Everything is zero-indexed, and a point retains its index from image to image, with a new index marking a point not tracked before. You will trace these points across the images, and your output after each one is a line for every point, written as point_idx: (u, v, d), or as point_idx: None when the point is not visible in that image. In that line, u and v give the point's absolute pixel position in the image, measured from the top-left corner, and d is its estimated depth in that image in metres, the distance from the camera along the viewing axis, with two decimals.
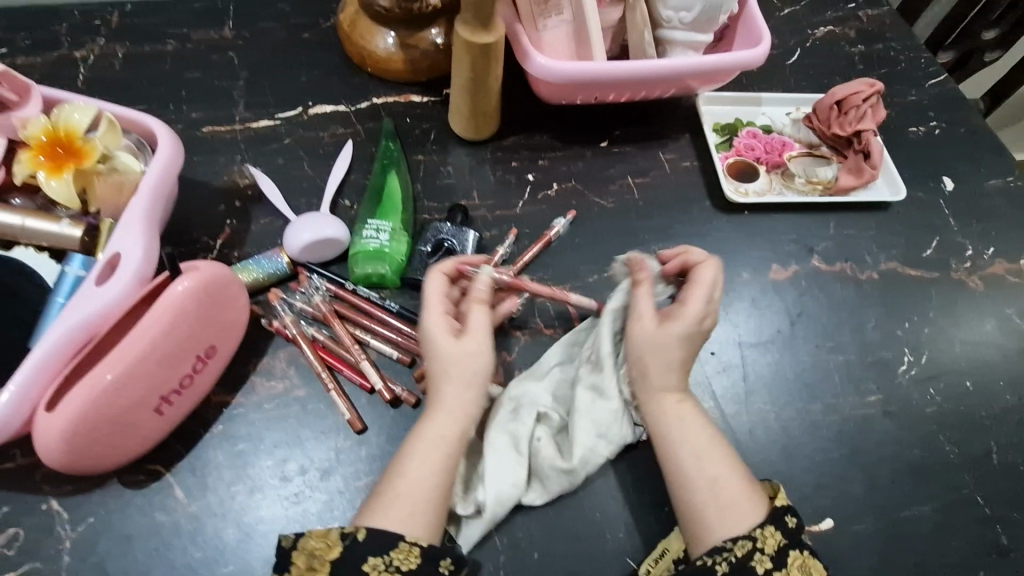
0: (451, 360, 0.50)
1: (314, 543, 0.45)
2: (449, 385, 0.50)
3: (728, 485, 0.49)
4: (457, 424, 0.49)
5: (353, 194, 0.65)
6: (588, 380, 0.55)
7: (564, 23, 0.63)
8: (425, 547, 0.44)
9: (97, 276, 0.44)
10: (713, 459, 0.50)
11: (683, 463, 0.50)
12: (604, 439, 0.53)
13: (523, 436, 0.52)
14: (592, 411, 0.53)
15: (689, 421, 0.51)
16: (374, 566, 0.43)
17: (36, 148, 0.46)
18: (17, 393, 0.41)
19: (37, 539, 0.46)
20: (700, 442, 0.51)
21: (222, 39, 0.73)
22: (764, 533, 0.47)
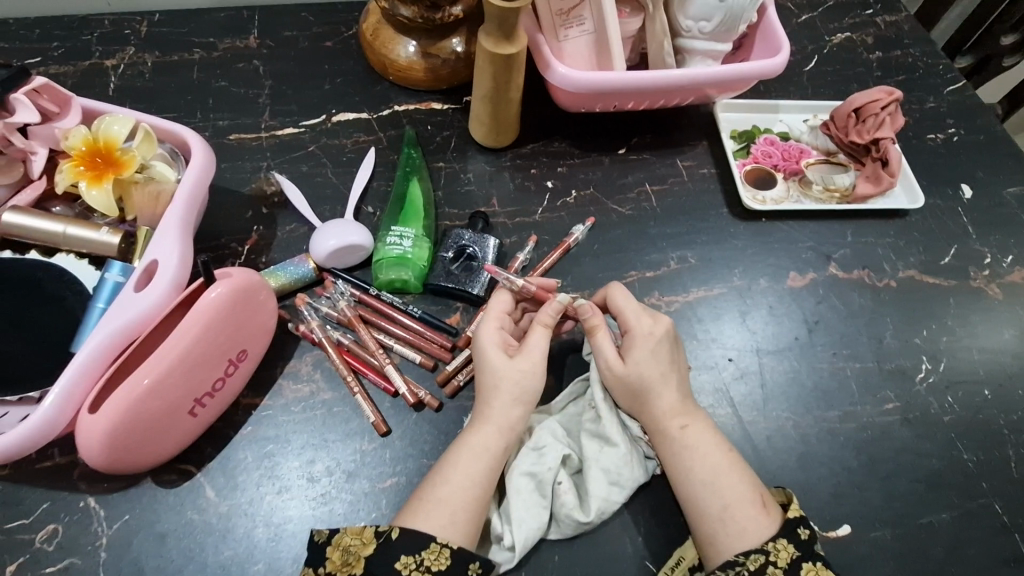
0: (505, 376, 0.51)
1: (350, 538, 0.45)
2: (499, 399, 0.51)
3: (744, 503, 0.49)
4: (503, 436, 0.50)
5: (376, 200, 0.67)
6: (590, 427, 0.55)
7: (585, 34, 0.63)
8: (455, 549, 0.45)
9: (135, 283, 0.46)
10: (730, 480, 0.50)
11: (695, 482, 0.50)
12: (616, 487, 0.52)
13: (546, 479, 0.52)
14: (602, 459, 0.53)
15: (704, 444, 0.52)
16: (406, 565, 0.44)
17: (77, 159, 0.48)
18: (60, 397, 0.42)
19: (75, 536, 0.48)
20: (710, 461, 0.51)
21: (248, 48, 0.75)
22: (777, 546, 0.47)
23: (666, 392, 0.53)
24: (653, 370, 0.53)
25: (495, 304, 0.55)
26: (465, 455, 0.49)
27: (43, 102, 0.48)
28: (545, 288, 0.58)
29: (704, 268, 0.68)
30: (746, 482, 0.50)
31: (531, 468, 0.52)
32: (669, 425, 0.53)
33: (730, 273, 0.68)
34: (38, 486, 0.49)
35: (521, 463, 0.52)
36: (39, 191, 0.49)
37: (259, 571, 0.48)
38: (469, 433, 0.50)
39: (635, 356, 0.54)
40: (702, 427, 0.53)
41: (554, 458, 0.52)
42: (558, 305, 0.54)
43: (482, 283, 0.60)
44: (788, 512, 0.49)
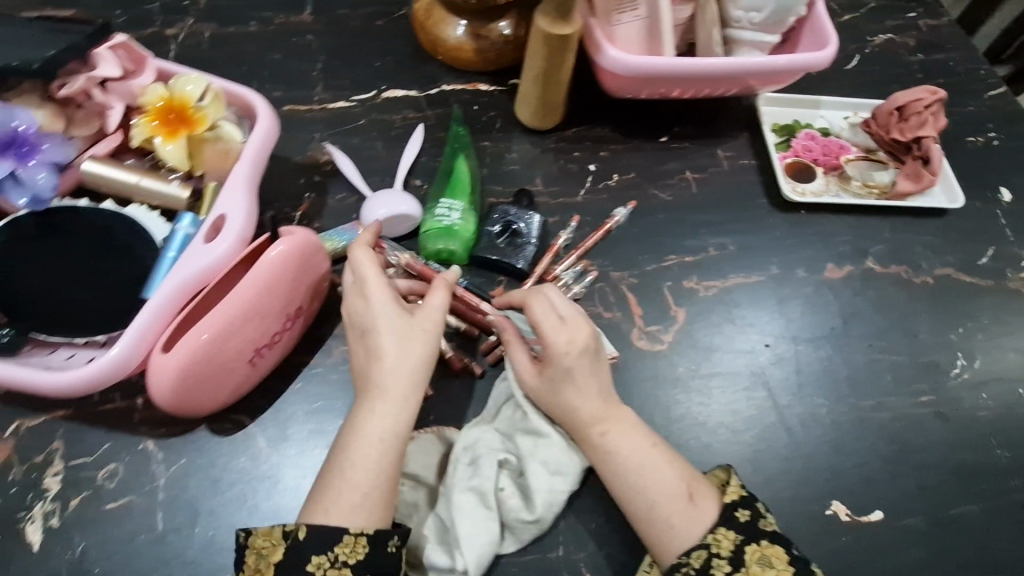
0: (391, 342, 0.49)
1: (260, 543, 0.45)
2: (389, 376, 0.49)
3: (668, 499, 0.49)
4: (405, 414, 0.49)
5: (424, 174, 0.68)
6: (522, 424, 0.55)
7: (637, 19, 0.64)
8: (371, 535, 0.45)
9: (204, 235, 0.48)
10: (660, 476, 0.50)
11: (629, 482, 0.50)
12: (559, 475, 0.53)
13: (488, 491, 0.52)
14: (537, 453, 0.53)
15: (625, 441, 0.52)
16: (319, 564, 0.44)
17: (152, 113, 0.50)
18: (134, 336, 0.44)
19: (135, 475, 0.50)
20: (636, 462, 0.51)
21: (302, 24, 0.77)
22: (716, 536, 0.48)
23: (593, 403, 0.52)
24: (574, 380, 0.52)
25: (364, 269, 0.51)
26: (360, 440, 0.48)
27: (120, 59, 0.51)
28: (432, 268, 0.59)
29: (742, 256, 0.69)
30: (677, 476, 0.50)
31: (469, 483, 0.52)
32: (586, 434, 0.52)
33: (768, 263, 0.69)
34: (100, 427, 0.51)
35: (460, 480, 0.52)
36: (115, 144, 0.52)
37: None
38: (365, 416, 0.49)
39: (550, 367, 0.52)
40: (621, 427, 0.52)
41: (490, 465, 0.52)
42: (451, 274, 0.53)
43: (526, 258, 0.63)
44: (724, 496, 0.50)
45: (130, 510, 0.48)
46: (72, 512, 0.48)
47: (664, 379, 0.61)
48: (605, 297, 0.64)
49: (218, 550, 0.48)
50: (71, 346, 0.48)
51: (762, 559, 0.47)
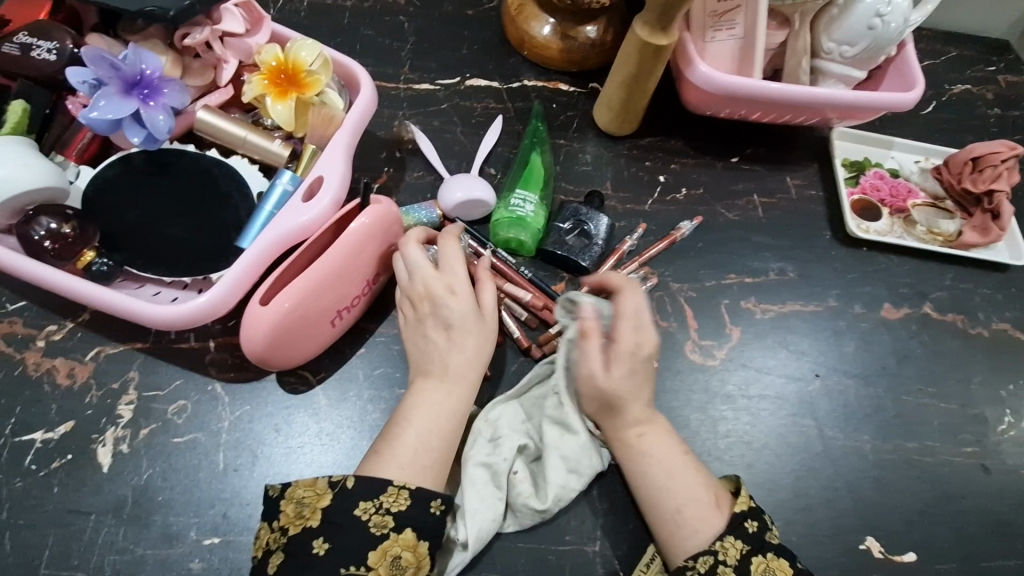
0: (462, 330, 0.52)
1: (302, 491, 0.46)
2: (450, 358, 0.51)
3: (694, 506, 0.49)
4: (459, 394, 0.51)
5: (498, 164, 0.70)
6: (552, 414, 0.55)
7: (733, 38, 0.65)
8: (413, 489, 0.46)
9: (302, 194, 0.50)
10: (682, 481, 0.50)
11: (652, 484, 0.50)
12: (575, 473, 0.53)
13: (500, 470, 0.53)
14: (561, 445, 0.54)
15: (659, 446, 0.52)
16: (365, 509, 0.45)
17: (266, 72, 0.52)
18: (231, 285, 0.46)
19: (202, 414, 0.52)
20: (668, 467, 0.51)
21: (396, 4, 0.78)
22: (725, 544, 0.47)
23: (639, 403, 0.53)
24: (636, 381, 0.53)
25: (450, 255, 0.53)
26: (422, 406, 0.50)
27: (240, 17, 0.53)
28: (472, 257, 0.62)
29: (802, 284, 0.69)
30: (699, 486, 0.50)
31: (484, 457, 0.53)
32: (628, 431, 0.52)
33: (827, 294, 0.69)
34: (174, 363, 0.53)
35: (477, 452, 0.54)
36: (226, 96, 0.53)
37: None
38: (421, 386, 0.51)
39: (620, 363, 0.52)
40: (650, 428, 0.52)
41: (510, 446, 0.54)
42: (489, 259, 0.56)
43: (592, 257, 0.64)
44: (736, 505, 0.50)
45: (194, 446, 0.50)
46: (141, 441, 0.50)
47: (712, 394, 0.62)
48: (663, 307, 0.65)
49: None
50: (157, 283, 0.51)
51: (766, 569, 0.47)
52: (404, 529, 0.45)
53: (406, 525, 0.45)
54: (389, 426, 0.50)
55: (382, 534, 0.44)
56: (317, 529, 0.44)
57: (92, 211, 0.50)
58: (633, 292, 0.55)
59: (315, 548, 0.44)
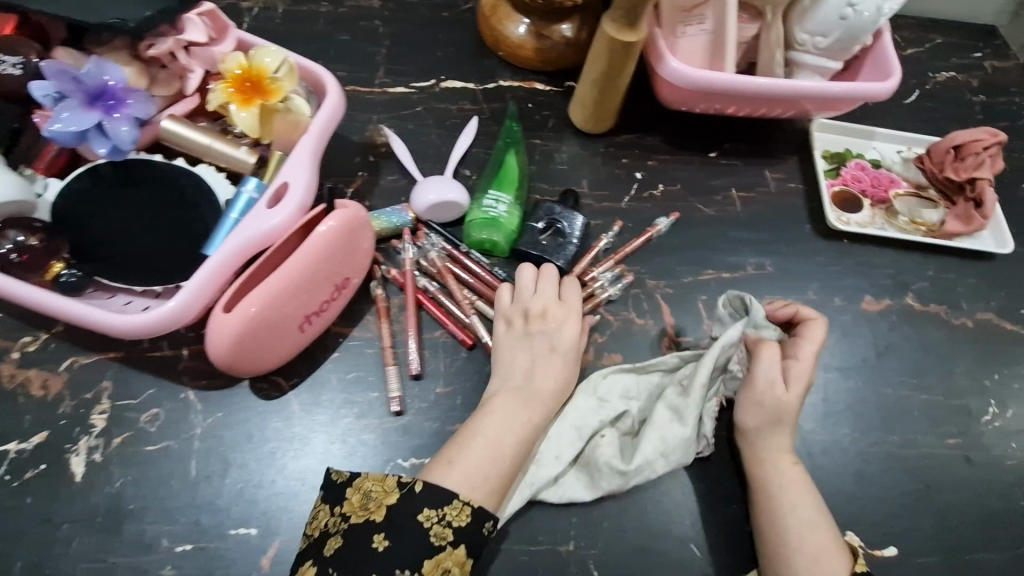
0: (571, 351, 0.57)
1: (371, 485, 0.48)
2: (539, 373, 0.56)
3: (820, 548, 0.51)
4: (540, 409, 0.54)
5: (473, 165, 0.70)
6: (671, 399, 0.57)
7: (703, 33, 0.66)
8: (475, 507, 0.48)
9: (267, 201, 0.50)
10: (816, 526, 0.52)
11: (789, 520, 0.52)
12: (665, 459, 0.55)
13: (590, 426, 0.56)
14: (665, 427, 0.56)
15: (795, 483, 0.54)
16: (428, 517, 0.47)
17: (230, 80, 0.52)
18: (194, 292, 0.46)
19: (175, 422, 0.52)
20: (806, 506, 0.53)
21: (372, 9, 0.78)
22: None
23: (784, 430, 0.55)
24: (790, 411, 0.55)
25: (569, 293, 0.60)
26: (501, 418, 0.52)
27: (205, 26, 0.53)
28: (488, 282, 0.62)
29: (782, 278, 0.69)
30: (831, 534, 0.52)
31: (585, 410, 0.57)
32: (778, 454, 0.55)
33: (807, 287, 0.69)
34: (148, 372, 0.53)
35: (581, 404, 0.57)
36: (192, 106, 0.54)
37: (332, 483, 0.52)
38: (512, 398, 0.54)
39: (795, 390, 0.55)
40: (780, 440, 0.55)
41: (611, 411, 0.57)
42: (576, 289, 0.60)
43: (567, 257, 0.64)
44: (856, 564, 0.51)
45: (168, 453, 0.51)
46: (114, 449, 0.50)
47: None
48: (639, 305, 0.65)
49: (245, 502, 0.50)
50: (128, 294, 0.51)
51: None
52: (459, 545, 0.46)
53: (461, 542, 0.47)
54: (481, 418, 0.53)
55: (440, 545, 0.46)
56: (378, 525, 0.46)
57: (62, 224, 0.50)
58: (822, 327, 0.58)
59: (373, 542, 0.45)
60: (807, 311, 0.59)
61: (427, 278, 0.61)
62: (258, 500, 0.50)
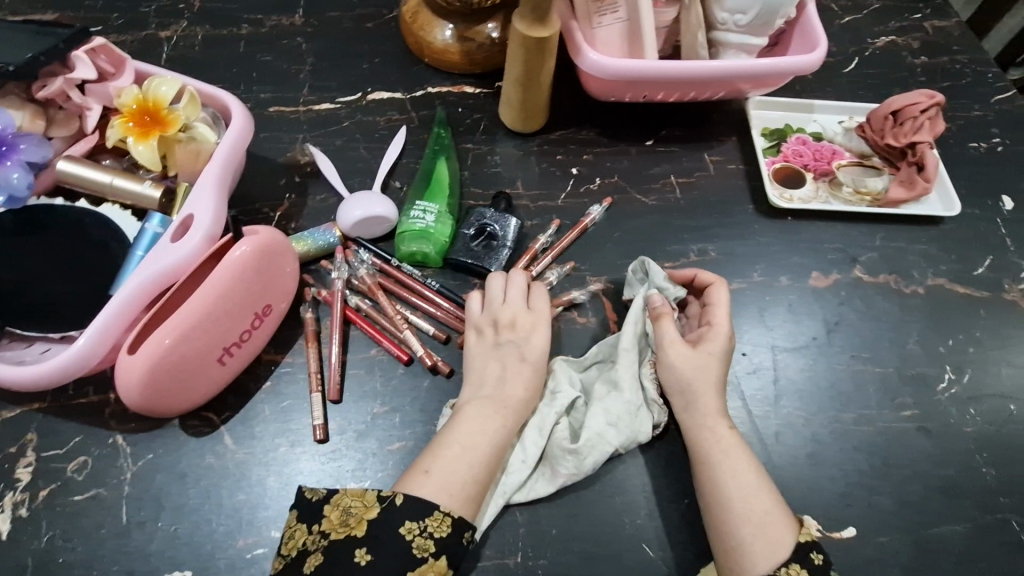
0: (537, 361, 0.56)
1: (350, 500, 0.47)
2: (510, 382, 0.54)
3: (763, 517, 0.49)
4: (510, 417, 0.53)
5: (404, 176, 0.69)
6: (605, 375, 0.57)
7: (618, 22, 0.64)
8: (456, 517, 0.47)
9: (171, 235, 0.49)
10: (758, 493, 0.50)
11: (731, 487, 0.50)
12: (614, 427, 0.54)
13: (549, 420, 0.54)
14: (606, 400, 0.55)
15: (738, 454, 0.52)
16: (409, 530, 0.46)
17: (127, 115, 0.51)
18: (98, 333, 0.45)
19: (103, 469, 0.51)
20: (745, 473, 0.51)
21: (293, 26, 0.77)
22: (789, 571, 0.47)
23: (709, 393, 0.55)
24: (710, 373, 0.55)
25: (536, 298, 0.59)
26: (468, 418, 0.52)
27: (99, 62, 0.52)
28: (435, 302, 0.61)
29: (726, 262, 0.68)
30: (775, 502, 0.50)
31: (542, 405, 0.55)
32: (712, 420, 0.54)
33: (751, 269, 0.68)
34: (73, 419, 0.52)
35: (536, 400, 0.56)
36: (92, 144, 0.53)
37: (268, 517, 0.51)
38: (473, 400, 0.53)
39: (706, 349, 0.56)
40: (701, 400, 0.55)
41: (565, 399, 0.55)
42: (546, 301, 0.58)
43: (500, 261, 0.62)
44: (801, 534, 0.49)
45: (96, 502, 0.50)
46: (41, 503, 0.49)
47: None
48: (580, 302, 0.63)
49: (180, 545, 0.49)
50: (46, 340, 0.49)
51: None
52: (441, 556, 0.45)
53: (442, 553, 0.45)
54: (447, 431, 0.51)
55: (422, 557, 0.45)
56: (359, 540, 0.45)
57: None
58: (722, 288, 0.60)
59: (355, 558, 0.44)
60: (704, 275, 0.61)
61: (358, 298, 0.61)
62: (193, 541, 0.49)
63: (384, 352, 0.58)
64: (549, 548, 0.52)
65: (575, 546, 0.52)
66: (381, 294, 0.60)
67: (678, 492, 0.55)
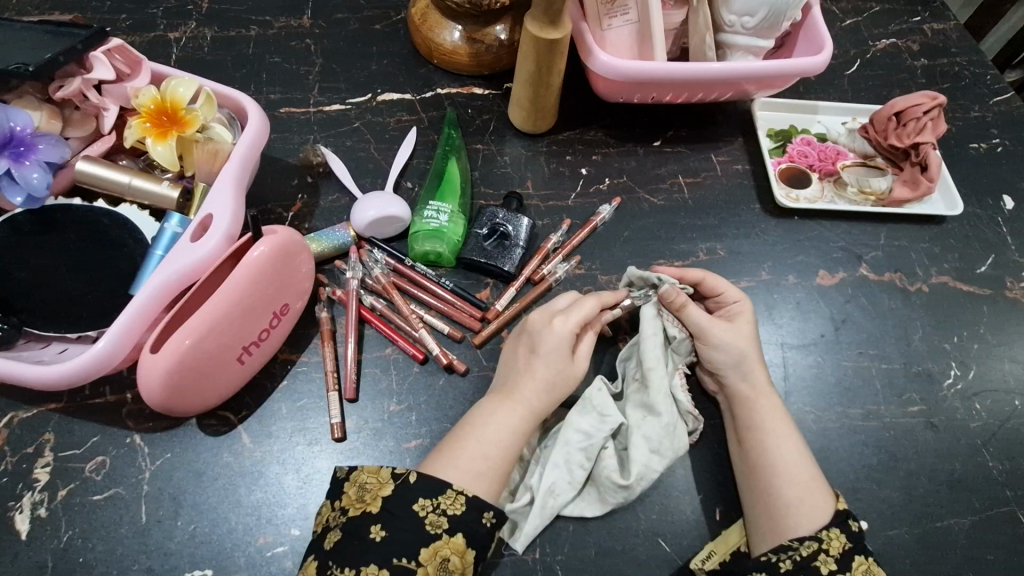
0: (561, 367, 0.54)
1: (366, 477, 0.48)
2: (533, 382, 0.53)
3: (808, 487, 0.50)
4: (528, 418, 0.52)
5: (415, 176, 0.69)
6: (637, 397, 0.56)
7: (629, 23, 0.66)
8: (470, 496, 0.47)
9: (191, 235, 0.49)
10: (796, 462, 0.52)
11: (775, 455, 0.52)
12: (657, 455, 0.53)
13: (595, 443, 0.53)
14: (643, 427, 0.54)
15: (783, 426, 0.54)
16: (423, 507, 0.47)
17: (145, 115, 0.52)
18: (121, 333, 0.46)
19: (120, 468, 0.51)
20: (790, 444, 0.53)
21: (301, 27, 0.77)
22: (830, 535, 0.48)
23: (758, 365, 0.56)
24: (750, 347, 0.57)
25: (582, 307, 0.56)
26: (488, 417, 0.52)
27: (116, 62, 0.52)
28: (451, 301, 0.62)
29: (734, 261, 0.69)
30: (813, 473, 0.52)
31: (587, 427, 0.54)
32: (761, 390, 0.55)
33: (759, 268, 0.69)
34: (91, 419, 0.52)
35: (580, 421, 0.54)
36: (109, 145, 0.54)
37: (289, 515, 0.51)
38: (498, 405, 0.53)
39: (740, 323, 0.58)
40: (755, 370, 0.56)
41: (612, 425, 0.54)
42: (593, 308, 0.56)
43: (513, 260, 0.63)
44: (838, 504, 0.51)
45: (115, 501, 0.50)
46: (59, 502, 0.49)
47: None
48: None
49: (199, 543, 0.49)
50: (63, 341, 0.49)
51: (867, 571, 0.47)
52: (456, 532, 0.46)
53: (457, 530, 0.46)
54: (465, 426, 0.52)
55: (437, 533, 0.46)
56: (375, 516, 0.46)
57: None
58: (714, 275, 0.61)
59: (371, 533, 0.45)
60: (688, 274, 0.60)
61: (374, 297, 0.61)
62: (213, 539, 0.49)
63: (401, 350, 0.58)
64: (567, 545, 0.52)
65: (591, 542, 0.53)
66: (396, 293, 0.61)
67: (693, 488, 0.55)
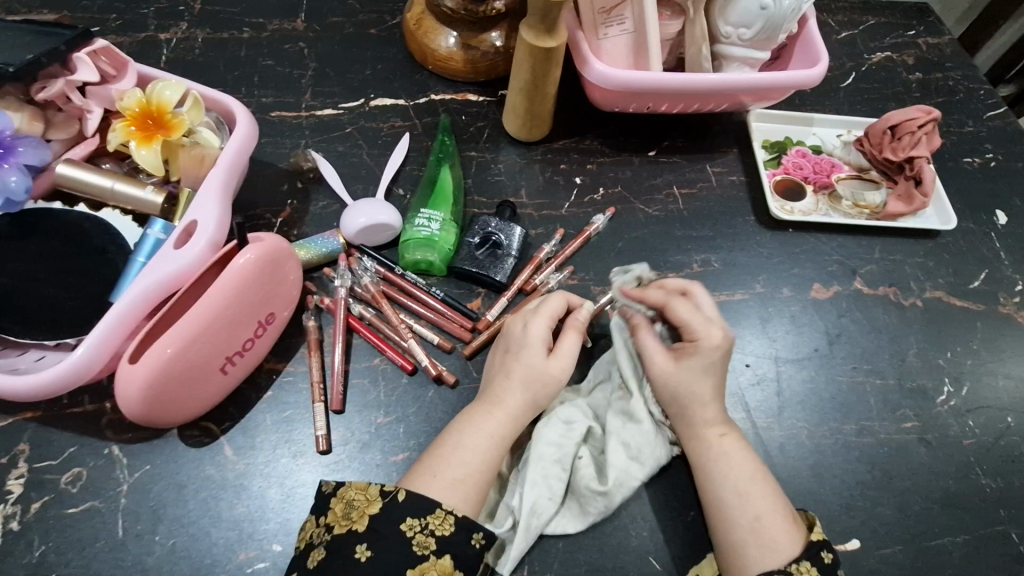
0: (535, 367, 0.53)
1: (354, 493, 0.47)
2: (521, 394, 0.52)
3: (768, 517, 0.49)
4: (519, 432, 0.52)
5: (407, 183, 0.68)
6: (618, 404, 0.55)
7: (624, 33, 0.65)
8: (459, 515, 0.46)
9: (175, 240, 0.48)
10: (756, 494, 0.50)
11: (726, 489, 0.51)
12: (636, 461, 0.53)
13: (568, 454, 0.53)
14: (623, 433, 0.54)
15: (732, 456, 0.52)
16: (410, 526, 0.46)
17: (129, 119, 0.51)
18: (98, 341, 0.44)
19: (98, 480, 0.50)
20: (742, 473, 0.51)
21: (295, 30, 0.76)
22: (800, 568, 0.47)
23: (704, 404, 0.54)
24: (695, 385, 0.54)
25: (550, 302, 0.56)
26: (473, 434, 0.50)
27: (101, 64, 0.52)
28: (439, 310, 0.61)
29: (728, 273, 0.68)
30: (777, 506, 0.50)
31: (557, 439, 0.53)
32: (706, 429, 0.53)
33: (754, 280, 0.68)
34: (68, 429, 0.51)
35: (549, 433, 0.53)
36: (92, 147, 0.53)
37: (270, 531, 0.49)
38: (478, 417, 0.52)
39: (689, 362, 0.54)
40: (693, 407, 0.54)
41: (580, 430, 0.54)
42: (587, 312, 0.56)
43: (506, 270, 0.62)
44: (811, 534, 0.49)
45: (91, 514, 0.48)
46: (33, 515, 0.48)
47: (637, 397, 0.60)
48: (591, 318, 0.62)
49: (178, 559, 0.48)
50: (40, 348, 0.47)
51: None
52: (443, 554, 0.45)
53: (445, 551, 0.45)
54: (441, 441, 0.51)
55: (423, 554, 0.45)
56: (360, 535, 0.45)
57: None
58: (697, 293, 0.59)
59: (356, 553, 0.44)
60: (671, 283, 0.60)
61: (361, 306, 0.60)
62: (192, 554, 0.48)
63: (388, 359, 0.57)
64: (554, 564, 0.51)
65: (581, 560, 0.52)
66: (382, 300, 0.60)
67: (686, 505, 0.54)
